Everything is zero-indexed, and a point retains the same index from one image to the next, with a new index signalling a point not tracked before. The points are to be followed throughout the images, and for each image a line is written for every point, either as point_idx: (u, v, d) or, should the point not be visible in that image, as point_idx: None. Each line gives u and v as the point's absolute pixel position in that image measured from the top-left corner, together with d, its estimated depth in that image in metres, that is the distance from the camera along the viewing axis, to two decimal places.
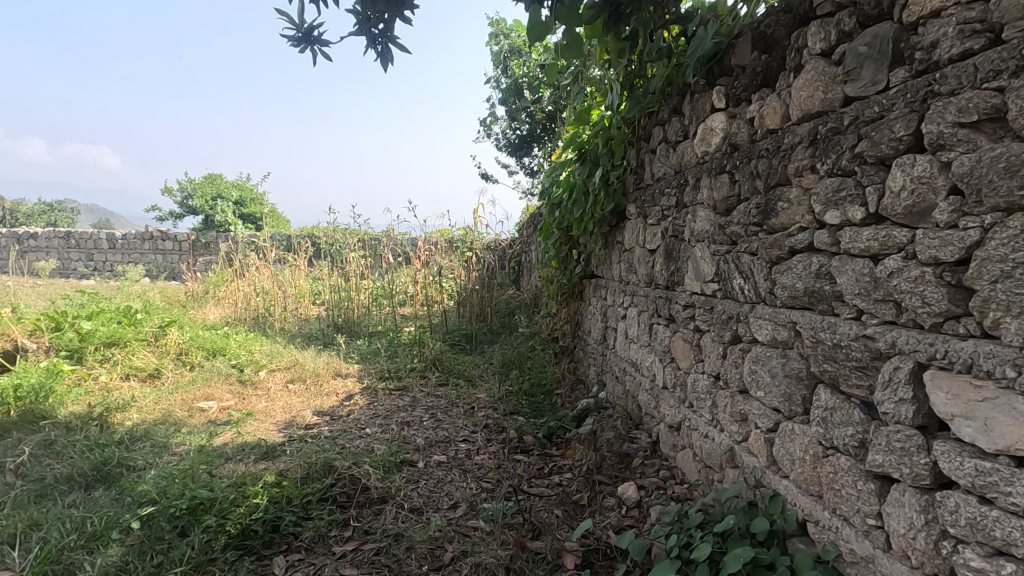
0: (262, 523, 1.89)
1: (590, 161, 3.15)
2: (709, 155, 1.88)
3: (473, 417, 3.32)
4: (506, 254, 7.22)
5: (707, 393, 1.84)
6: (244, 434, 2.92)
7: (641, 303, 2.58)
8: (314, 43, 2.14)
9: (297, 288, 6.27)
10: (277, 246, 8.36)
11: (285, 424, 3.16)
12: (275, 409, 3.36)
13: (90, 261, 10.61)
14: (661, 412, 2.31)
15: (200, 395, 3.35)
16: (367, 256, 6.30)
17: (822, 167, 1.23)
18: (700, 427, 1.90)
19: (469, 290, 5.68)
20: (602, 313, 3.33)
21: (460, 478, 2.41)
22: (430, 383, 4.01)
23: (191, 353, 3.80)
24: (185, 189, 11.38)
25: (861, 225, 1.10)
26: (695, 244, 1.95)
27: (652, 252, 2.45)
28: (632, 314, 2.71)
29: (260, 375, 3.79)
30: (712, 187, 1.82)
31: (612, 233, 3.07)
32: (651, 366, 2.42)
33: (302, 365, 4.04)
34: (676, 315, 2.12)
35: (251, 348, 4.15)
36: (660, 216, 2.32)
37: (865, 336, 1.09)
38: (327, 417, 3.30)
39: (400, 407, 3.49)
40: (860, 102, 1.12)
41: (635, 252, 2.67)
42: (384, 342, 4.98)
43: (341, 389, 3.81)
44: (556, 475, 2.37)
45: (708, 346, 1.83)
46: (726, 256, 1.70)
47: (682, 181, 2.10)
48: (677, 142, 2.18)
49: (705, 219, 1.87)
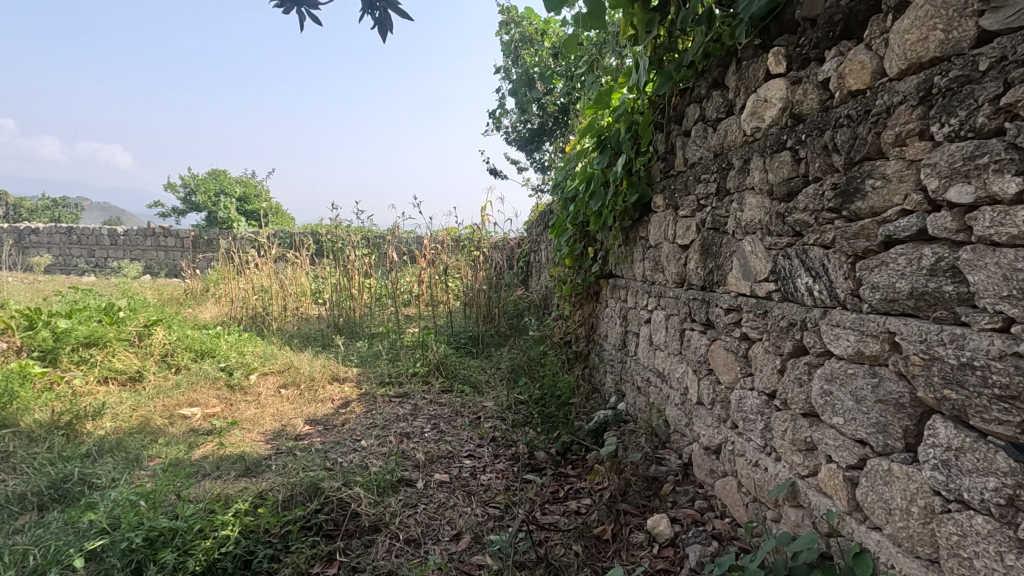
0: (232, 558, 1.62)
1: (610, 150, 2.86)
2: (761, 131, 1.59)
3: (479, 429, 3.04)
4: (515, 254, 6.94)
5: (758, 414, 1.54)
6: (228, 445, 2.66)
7: (670, 306, 2.28)
8: (301, 3, 1.86)
9: (296, 286, 6.01)
10: (279, 244, 8.14)
11: (273, 434, 2.90)
12: (264, 417, 3.10)
13: (92, 257, 10.44)
14: (695, 432, 2.02)
15: (183, 401, 3.09)
16: (370, 254, 6.04)
17: (941, 130, 0.94)
18: (747, 453, 1.61)
19: (476, 290, 5.40)
20: (621, 317, 3.05)
21: (464, 501, 2.13)
22: (434, 389, 3.75)
23: (177, 354, 3.53)
24: (188, 184, 11.15)
25: (1012, 203, 0.81)
26: (741, 238, 1.66)
27: (684, 248, 2.16)
28: (659, 318, 2.42)
29: (251, 378, 3.52)
30: (767, 168, 1.52)
31: (634, 228, 2.78)
32: (683, 378, 2.13)
33: (297, 368, 3.78)
34: (715, 320, 1.83)
35: (243, 349, 3.88)
36: (696, 206, 2.03)
37: (1018, 355, 0.79)
38: (320, 427, 3.02)
39: (401, 416, 3.22)
40: (1009, 35, 0.82)
41: (662, 249, 2.39)
42: (386, 345, 4.73)
43: (337, 395, 3.55)
44: (573, 501, 2.09)
45: (760, 357, 1.54)
46: (787, 250, 1.40)
47: (726, 164, 1.80)
48: (717, 121, 1.89)
49: (756, 207, 1.58)
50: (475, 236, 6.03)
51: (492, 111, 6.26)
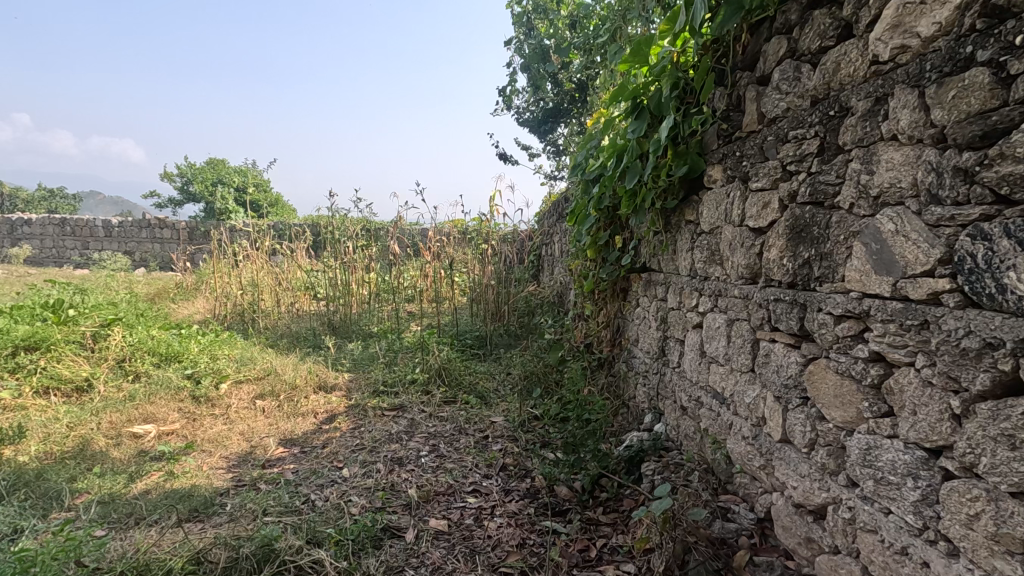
0: None
1: (648, 114, 2.31)
2: (911, 50, 1.05)
3: (486, 453, 2.53)
4: (525, 247, 6.40)
5: (910, 477, 1.02)
6: (178, 476, 2.16)
7: (735, 308, 1.76)
8: None
9: (288, 280, 5.51)
10: (276, 235, 7.65)
11: (239, 458, 2.41)
12: (230, 436, 2.60)
13: (86, 249, 10.03)
14: (777, 480, 1.50)
15: (135, 417, 2.60)
16: (369, 245, 5.54)
17: None
18: (884, 532, 1.09)
19: (484, 286, 4.91)
20: (658, 319, 2.53)
21: (466, 565, 1.64)
22: (435, 399, 3.24)
23: (135, 360, 3.05)
24: (185, 174, 10.70)
25: None
26: (872, 212, 1.14)
27: (759, 232, 1.63)
28: (717, 324, 1.89)
29: (222, 388, 3.03)
30: (930, 103, 0.99)
31: (679, 210, 2.25)
32: (757, 404, 1.61)
33: (277, 375, 3.28)
34: (818, 332, 1.31)
35: (217, 353, 3.39)
36: (780, 173, 1.50)
37: None
38: (296, 450, 2.52)
39: (394, 434, 2.72)
40: None
41: (723, 234, 1.86)
42: (383, 345, 4.23)
43: (321, 407, 3.05)
44: (611, 568, 1.59)
45: (914, 392, 1.02)
46: (982, 226, 0.88)
47: (838, 109, 1.27)
48: (818, 52, 1.35)
49: (905, 164, 1.05)
50: (482, 228, 5.51)
51: (500, 90, 5.69)
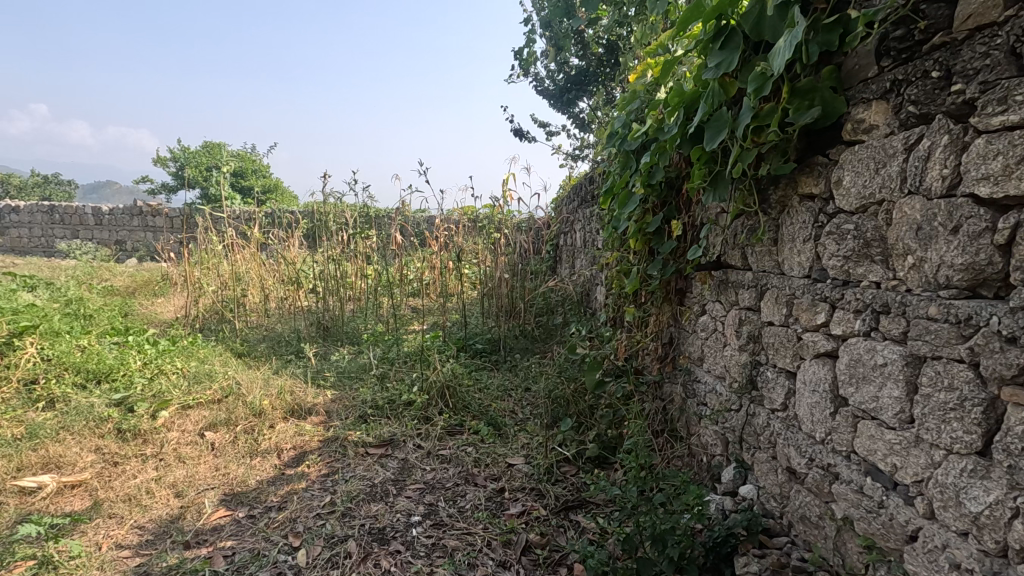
0: None
1: (741, 39, 1.56)
2: None
3: (502, 520, 1.83)
4: (542, 235, 5.67)
5: None
6: (55, 568, 1.49)
7: (932, 337, 1.03)
8: None
9: (276, 274, 4.84)
10: (267, 224, 6.99)
11: (158, 528, 1.73)
12: (157, 490, 1.93)
13: (75, 237, 9.44)
14: None
15: (31, 465, 1.96)
16: (364, 234, 4.85)
17: None
18: None
19: (497, 279, 4.22)
20: (743, 336, 1.80)
21: None
22: (436, 428, 2.55)
23: (49, 381, 2.41)
24: (179, 158, 10.12)
25: None
26: None
27: (1006, 204, 0.90)
28: (881, 360, 1.16)
29: (160, 418, 2.35)
30: None
31: (790, 180, 1.52)
32: (999, 519, 0.89)
33: (237, 397, 2.59)
34: None
35: (163, 368, 2.71)
36: None
37: None
38: (242, 513, 1.84)
39: (379, 484, 2.04)
40: None
41: (896, 211, 1.13)
42: (377, 352, 3.55)
43: (289, 441, 2.37)
44: None
45: None
46: None
47: None
48: None
49: None
50: (494, 214, 4.79)
51: (515, 54, 4.94)
